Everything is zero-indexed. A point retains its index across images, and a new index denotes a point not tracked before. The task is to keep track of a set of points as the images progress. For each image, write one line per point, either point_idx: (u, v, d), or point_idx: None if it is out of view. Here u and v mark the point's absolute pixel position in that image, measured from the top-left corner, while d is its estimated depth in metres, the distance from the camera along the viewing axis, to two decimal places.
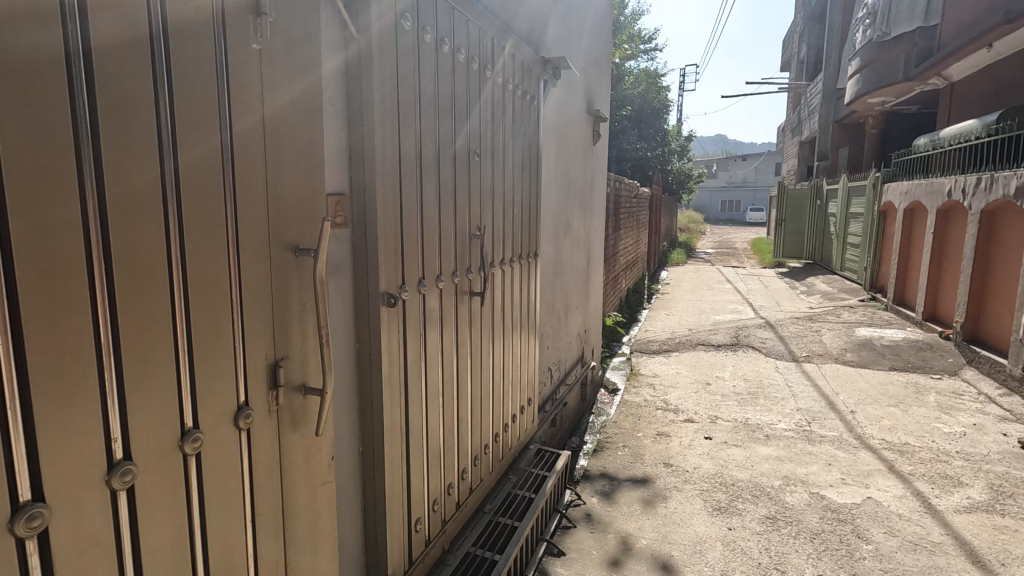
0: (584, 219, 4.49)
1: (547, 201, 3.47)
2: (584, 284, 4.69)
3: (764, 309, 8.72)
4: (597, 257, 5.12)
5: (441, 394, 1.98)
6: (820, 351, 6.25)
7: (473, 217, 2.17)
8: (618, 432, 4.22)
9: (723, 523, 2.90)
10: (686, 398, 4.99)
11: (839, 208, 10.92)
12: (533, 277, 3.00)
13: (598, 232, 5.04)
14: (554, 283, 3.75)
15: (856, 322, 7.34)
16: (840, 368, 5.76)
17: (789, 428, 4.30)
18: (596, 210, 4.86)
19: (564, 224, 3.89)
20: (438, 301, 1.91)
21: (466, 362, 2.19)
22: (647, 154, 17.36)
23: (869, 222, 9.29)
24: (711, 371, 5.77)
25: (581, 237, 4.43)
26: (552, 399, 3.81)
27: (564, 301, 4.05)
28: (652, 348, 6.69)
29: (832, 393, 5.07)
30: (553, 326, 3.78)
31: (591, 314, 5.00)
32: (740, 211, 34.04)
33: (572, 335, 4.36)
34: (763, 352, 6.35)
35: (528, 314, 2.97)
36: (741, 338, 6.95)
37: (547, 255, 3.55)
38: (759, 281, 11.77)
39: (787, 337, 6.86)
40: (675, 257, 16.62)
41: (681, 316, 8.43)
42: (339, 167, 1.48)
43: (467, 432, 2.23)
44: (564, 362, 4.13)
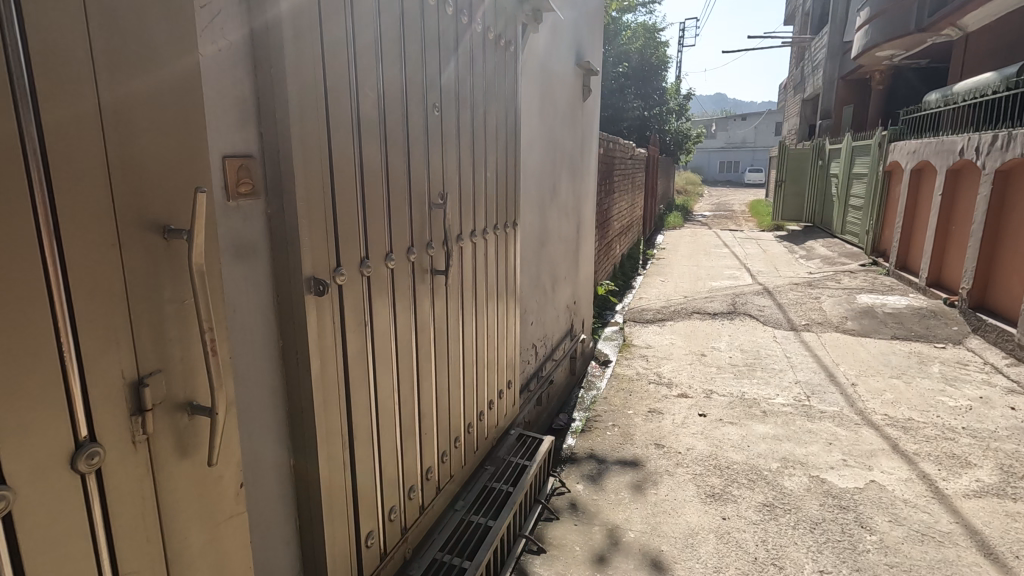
0: (573, 184, 4.16)
1: (529, 165, 3.14)
2: (573, 253, 4.40)
3: (762, 274, 8.45)
4: (588, 224, 4.82)
5: (397, 391, 1.71)
6: (820, 319, 6.02)
7: (433, 183, 1.86)
8: (607, 409, 4.00)
9: (716, 512, 2.69)
10: (680, 371, 4.78)
11: (841, 168, 10.52)
12: (511, 250, 2.70)
13: (588, 197, 4.71)
14: (539, 254, 3.45)
15: (857, 289, 7.09)
16: (841, 337, 5.54)
17: (787, 403, 4.10)
18: (586, 173, 4.52)
19: (549, 189, 3.56)
20: (389, 284, 1.62)
21: (429, 350, 1.92)
22: (645, 113, 16.75)
23: (873, 183, 8.94)
24: (706, 341, 5.55)
25: (569, 202, 4.11)
26: (537, 377, 3.58)
27: (550, 273, 3.76)
28: (646, 316, 6.45)
29: (832, 364, 4.86)
30: (538, 300, 3.51)
31: (581, 284, 4.73)
32: (739, 172, 33.44)
33: (560, 308, 4.10)
34: (760, 321, 6.12)
35: (507, 291, 2.68)
36: (738, 305, 6.71)
37: (530, 224, 3.24)
38: (756, 245, 11.46)
39: (785, 305, 6.62)
40: (672, 220, 16.25)
41: (677, 282, 8.17)
42: (244, 123, 1.17)
43: (431, 427, 1.98)
44: (551, 337, 3.88)
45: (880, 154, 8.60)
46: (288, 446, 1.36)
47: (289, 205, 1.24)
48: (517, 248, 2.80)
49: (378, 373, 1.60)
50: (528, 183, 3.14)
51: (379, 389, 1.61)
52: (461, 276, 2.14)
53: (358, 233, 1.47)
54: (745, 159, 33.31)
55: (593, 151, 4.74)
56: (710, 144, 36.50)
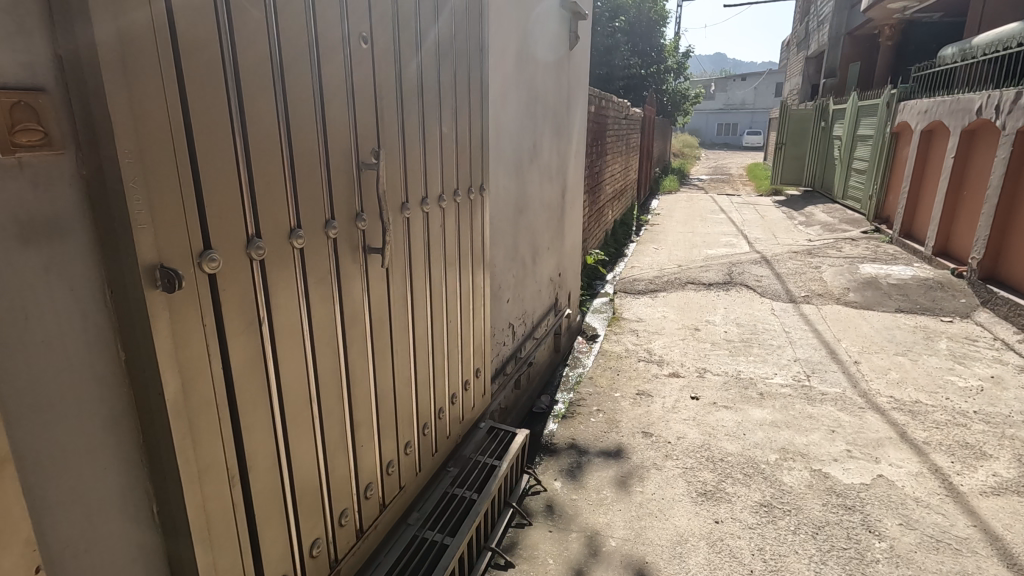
0: (557, 145, 3.73)
1: (502, 121, 2.72)
2: (557, 222, 4.02)
3: (760, 242, 8.10)
4: (575, 189, 4.42)
5: (315, 402, 1.36)
6: (821, 291, 5.71)
7: (363, 137, 1.46)
8: (593, 391, 3.70)
9: (708, 514, 2.41)
10: (672, 348, 4.48)
11: (846, 130, 10.04)
12: (478, 220, 2.31)
13: (575, 159, 4.30)
14: (516, 224, 3.07)
15: (859, 258, 6.76)
16: (843, 310, 5.24)
17: (786, 385, 3.81)
18: (572, 133, 4.10)
19: (528, 149, 3.15)
20: (295, 268, 1.25)
21: (363, 346, 1.55)
22: (642, 72, 16.03)
23: (878, 146, 8.50)
24: (701, 315, 5.23)
25: (552, 167, 3.69)
26: (516, 359, 3.26)
27: (530, 244, 3.39)
28: (638, 287, 6.13)
29: (834, 340, 4.57)
30: (516, 275, 3.15)
31: (566, 255, 4.37)
32: (737, 135, 32.62)
33: (542, 282, 3.75)
34: (758, 292, 5.80)
35: (474, 268, 2.31)
36: (735, 275, 6.37)
37: (505, 190, 2.84)
38: (754, 211, 11.08)
39: (784, 274, 6.30)
40: (668, 185, 15.77)
41: (671, 250, 7.81)
42: (26, 41, 0.78)
43: (371, 436, 1.64)
44: (532, 315, 3.54)
45: (888, 114, 8.13)
46: (146, 488, 1.02)
47: (111, 162, 0.86)
48: (487, 218, 2.42)
49: (282, 382, 1.24)
50: (501, 141, 2.73)
51: (285, 403, 1.26)
52: (408, 253, 1.76)
53: (239, 202, 1.09)
54: (745, 121, 32.46)
55: (581, 108, 4.29)
56: (708, 105, 35.53)
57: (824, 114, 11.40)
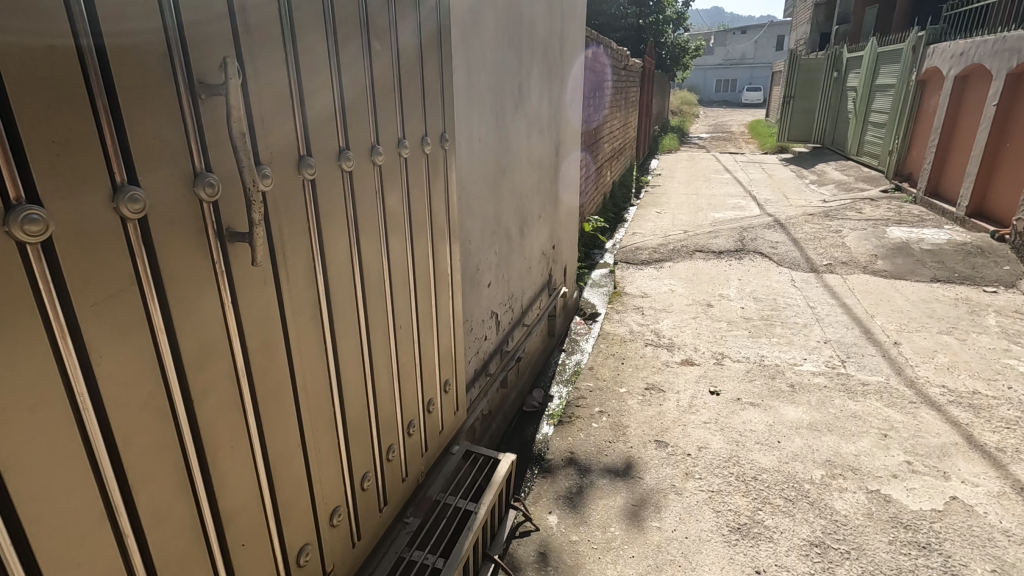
0: (546, 90, 3.04)
1: (474, 51, 2.04)
2: (550, 184, 3.37)
3: (770, 204, 7.46)
4: (569, 144, 3.75)
5: (117, 511, 0.77)
6: (845, 258, 5.12)
7: (197, 33, 0.81)
8: (594, 385, 3.14)
9: (745, 561, 1.88)
10: (683, 329, 3.91)
11: (862, 79, 9.25)
12: (439, 183, 1.66)
13: (570, 108, 3.60)
14: (497, 187, 2.43)
15: (882, 220, 6.16)
16: (872, 281, 4.67)
17: (819, 373, 3.26)
18: (566, 75, 3.39)
19: (511, 93, 2.47)
20: (25, 285, 0.64)
21: (231, 393, 0.94)
22: (640, 22, 14.97)
23: (900, 96, 7.77)
24: (713, 288, 4.65)
25: (541, 116, 3.01)
26: (501, 353, 2.68)
27: (516, 213, 2.75)
28: (641, 256, 5.52)
29: (866, 316, 4.01)
30: (498, 251, 2.53)
31: (561, 223, 3.74)
32: (737, 90, 31.38)
33: (532, 257, 3.13)
34: (774, 261, 5.21)
35: (434, 249, 1.68)
36: (747, 242, 5.76)
37: (480, 144, 2.18)
38: (761, 169, 10.39)
39: (801, 240, 5.70)
40: (668, 143, 14.95)
41: (675, 214, 7.17)
42: None
43: (263, 526, 1.05)
44: (520, 298, 2.94)
45: (915, 60, 7.35)
46: None
47: None
48: (453, 180, 1.77)
49: (13, 501, 0.65)
50: (472, 77, 2.05)
51: (23, 540, 0.66)
52: (318, 234, 1.13)
53: None
54: (744, 76, 31.19)
55: (577, 44, 3.57)
56: (707, 60, 34.12)
57: (837, 64, 10.56)
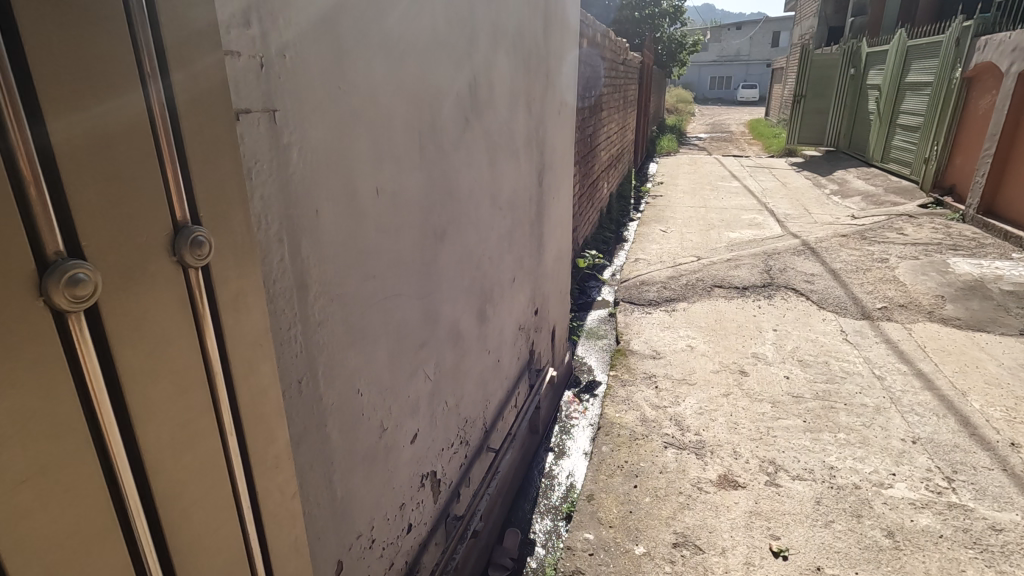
0: (518, 93, 1.96)
1: (352, 17, 0.97)
2: (529, 227, 2.30)
3: (791, 220, 6.47)
4: (557, 167, 2.69)
5: None
6: (903, 300, 4.11)
7: None
8: (597, 535, 2.11)
9: None
10: (714, 416, 2.89)
11: (888, 77, 8.24)
12: (191, 366, 0.59)
13: (557, 118, 2.55)
14: (425, 267, 1.35)
15: (933, 245, 5.17)
16: (944, 334, 3.67)
17: (922, 507, 2.24)
18: (550, 69, 2.33)
19: (449, 99, 1.39)
20: None
21: None
22: (636, 15, 14.18)
23: (939, 95, 6.76)
24: (743, 345, 3.63)
25: (511, 133, 1.93)
26: (446, 521, 1.64)
27: (470, 291, 1.68)
28: (648, 293, 4.49)
29: (955, 394, 3.00)
30: (436, 370, 1.47)
31: (546, 274, 2.69)
32: (734, 88, 30.44)
33: (502, 342, 2.07)
34: (813, 304, 4.20)
35: (192, 545, 0.61)
36: (776, 274, 4.75)
37: (375, 202, 1.10)
38: (772, 175, 9.41)
39: (841, 272, 4.70)
40: (667, 144, 13.94)
41: (683, 233, 6.15)
42: None
43: None
44: (482, 415, 1.90)
45: (961, 55, 6.34)
46: None
47: None
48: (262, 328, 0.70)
49: None
50: (348, 72, 0.96)
51: None
52: None
53: None
54: (738, 73, 30.21)
55: (566, 22, 2.50)
56: (704, 56, 33.20)
57: (856, 59, 9.53)
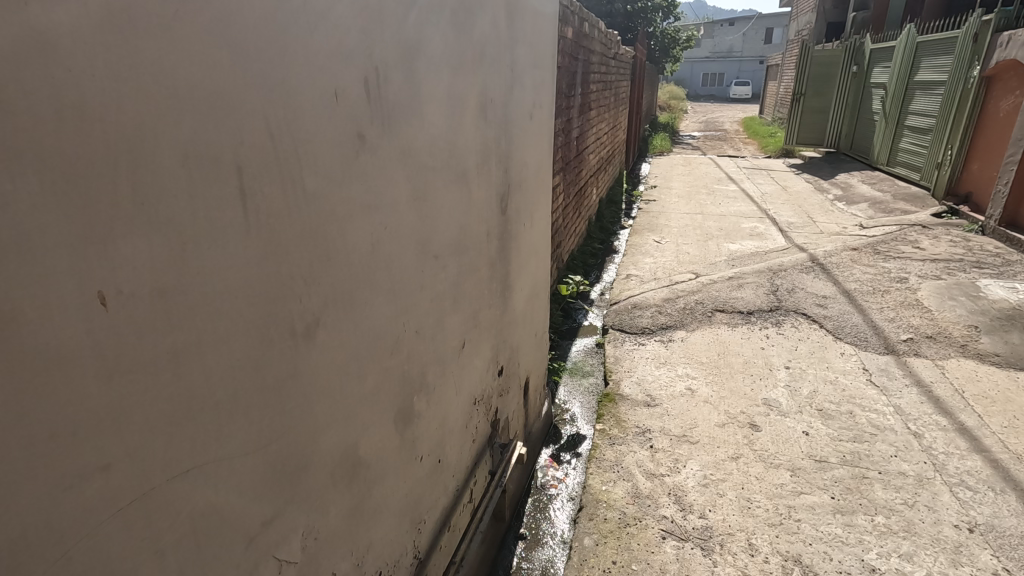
0: (462, 93, 1.39)
1: None
2: (487, 270, 1.74)
3: (795, 230, 5.97)
4: (530, 186, 2.13)
5: None
6: (932, 331, 3.61)
7: None
8: None
9: None
10: (723, 490, 2.37)
11: (895, 75, 7.74)
12: None
13: (527, 123, 1.98)
14: (267, 396, 0.79)
15: (954, 261, 4.69)
16: (984, 373, 3.17)
17: None
18: (515, 59, 1.76)
19: (310, 109, 0.82)
20: None
21: None
22: (628, 8, 13.60)
23: (953, 95, 6.28)
24: (751, 389, 3.11)
25: (451, 151, 1.36)
26: None
27: (380, 392, 1.13)
28: (641, 319, 3.96)
29: (1011, 458, 2.50)
30: (307, 540, 0.93)
31: (516, 320, 2.14)
32: (727, 84, 29.98)
33: (445, 433, 1.52)
34: (829, 334, 3.69)
35: None
36: (784, 296, 4.24)
37: (88, 326, 0.54)
38: (770, 178, 8.91)
39: (857, 293, 4.19)
40: (659, 142, 13.40)
41: (679, 244, 5.62)
42: None
43: None
44: (410, 548, 1.35)
45: (980, 52, 5.84)
46: None
47: None
48: None
49: None
50: None
51: None
52: None
53: None
54: (732, 69, 29.72)
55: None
56: (697, 52, 32.69)
57: (860, 55, 9.03)
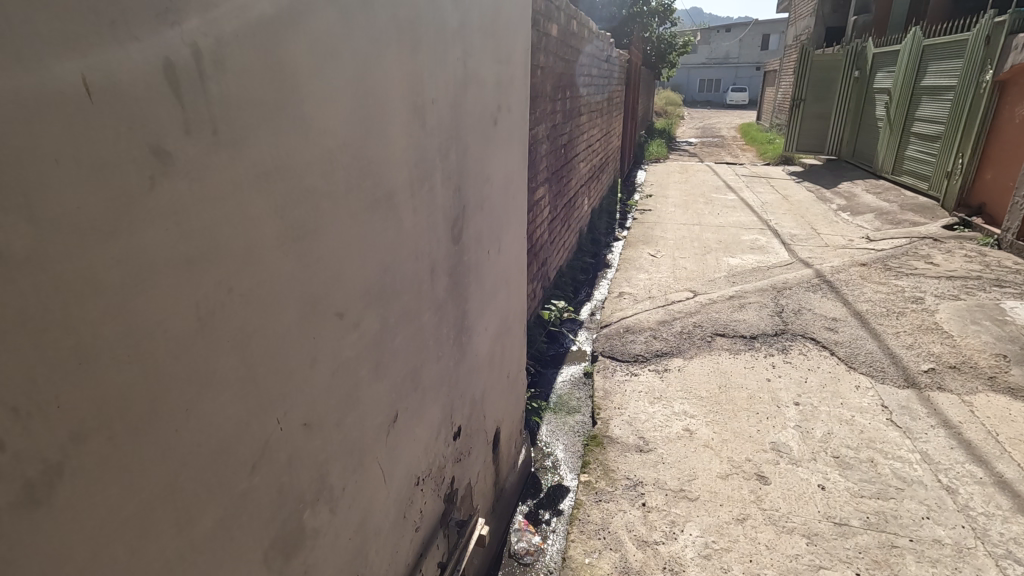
0: (381, 92, 1.03)
1: None
2: (432, 315, 1.37)
3: (799, 243, 5.63)
4: (496, 206, 1.77)
5: None
6: (955, 360, 3.26)
7: None
8: None
9: None
10: (727, 563, 2.00)
11: (900, 80, 7.43)
12: None
13: (488, 130, 1.62)
14: None
15: (971, 279, 4.35)
16: (1018, 412, 2.82)
17: None
18: (466, 50, 1.40)
19: (8, 109, 0.46)
20: None
21: None
22: (623, 12, 13.32)
23: (963, 100, 5.96)
24: (757, 430, 2.75)
25: (364, 170, 1.00)
26: None
27: (233, 529, 0.76)
28: (634, 344, 3.60)
29: None
30: None
31: (478, 367, 1.78)
32: (723, 90, 29.81)
33: (367, 539, 1.16)
34: (841, 363, 3.34)
35: None
36: (789, 317, 3.89)
37: None
38: (770, 187, 8.59)
39: (869, 316, 3.85)
40: (655, 149, 13.08)
41: (676, 258, 5.27)
42: None
43: None
44: None
45: (993, 55, 5.53)
46: None
47: None
48: None
49: None
50: None
51: None
52: None
53: None
54: (728, 76, 29.55)
55: None
56: (693, 59, 32.53)
57: (862, 59, 8.73)
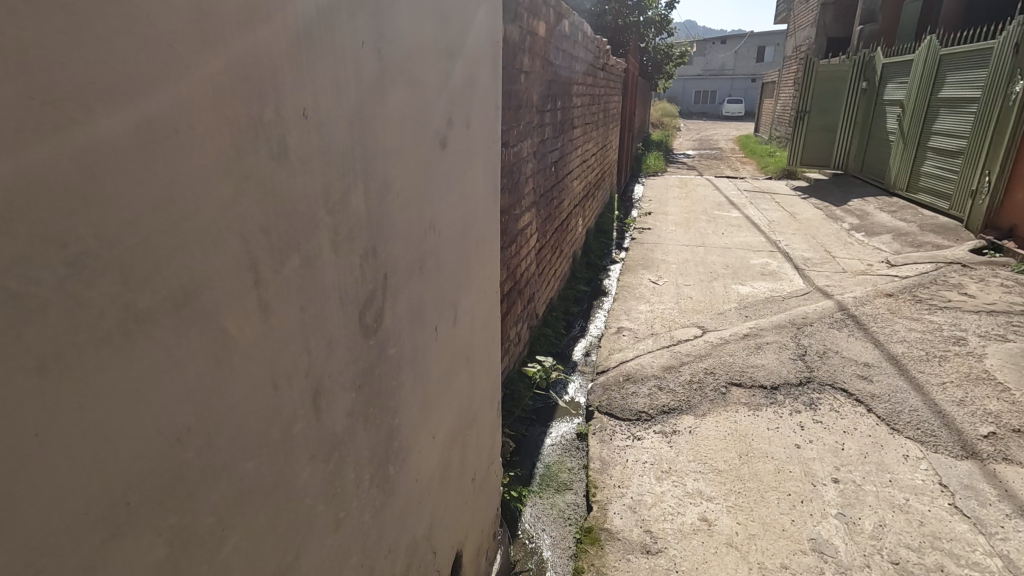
0: (142, 107, 0.49)
1: None
2: (320, 464, 0.83)
3: (813, 268, 5.12)
4: (446, 263, 1.23)
5: None
6: (1018, 423, 2.73)
7: None
8: None
9: None
10: None
11: (913, 92, 6.99)
12: None
13: (430, 156, 1.09)
14: None
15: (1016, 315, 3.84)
16: None
17: None
18: (382, 35, 0.87)
19: None
20: None
21: None
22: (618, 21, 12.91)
23: (988, 113, 5.49)
24: (791, 520, 2.21)
25: (94, 268, 0.46)
26: None
27: None
28: (636, 398, 3.05)
29: None
30: None
31: (422, 496, 1.23)
32: (720, 102, 29.50)
33: None
34: (882, 423, 2.80)
35: None
36: (814, 362, 3.36)
37: None
38: (775, 203, 8.11)
39: (906, 361, 3.32)
40: (653, 161, 12.60)
41: (680, 286, 4.75)
42: None
43: None
44: None
45: None
46: None
47: None
48: None
49: None
50: None
51: None
52: None
53: None
54: (724, 87, 29.26)
55: None
56: (690, 71, 32.29)
57: (871, 70, 8.29)
